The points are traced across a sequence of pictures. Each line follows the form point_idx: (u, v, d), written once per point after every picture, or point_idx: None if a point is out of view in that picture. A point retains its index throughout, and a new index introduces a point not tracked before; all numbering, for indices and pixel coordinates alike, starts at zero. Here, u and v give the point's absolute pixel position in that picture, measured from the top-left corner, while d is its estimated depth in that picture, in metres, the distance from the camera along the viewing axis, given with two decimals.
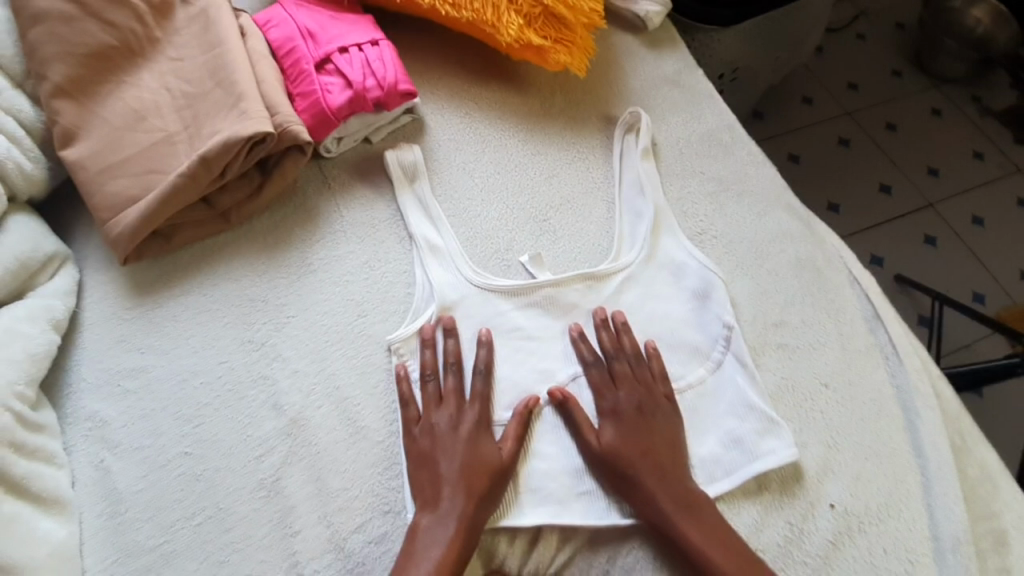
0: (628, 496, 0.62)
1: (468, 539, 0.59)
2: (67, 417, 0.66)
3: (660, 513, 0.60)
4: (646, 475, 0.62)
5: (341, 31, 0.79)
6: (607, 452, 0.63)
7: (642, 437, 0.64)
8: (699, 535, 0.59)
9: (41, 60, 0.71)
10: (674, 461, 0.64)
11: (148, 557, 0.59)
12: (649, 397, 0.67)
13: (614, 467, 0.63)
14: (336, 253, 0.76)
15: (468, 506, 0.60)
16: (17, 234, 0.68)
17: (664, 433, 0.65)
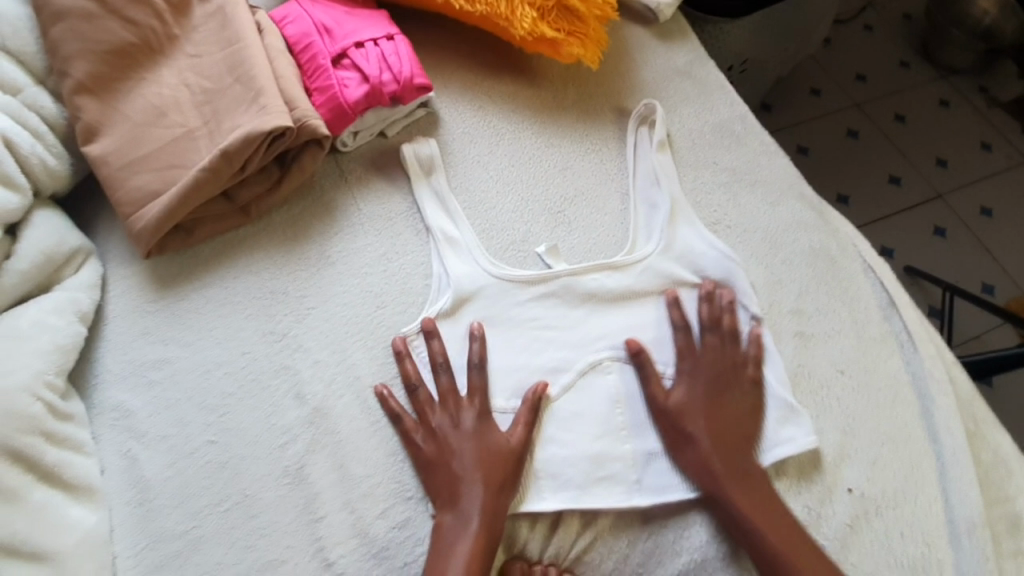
0: (684, 454, 0.66)
1: (492, 534, 0.61)
2: (93, 407, 0.66)
3: (708, 477, 0.64)
4: (703, 437, 0.65)
5: (357, 26, 0.80)
6: (676, 417, 0.67)
7: (711, 399, 0.67)
8: (743, 499, 0.62)
9: (64, 57, 0.72)
10: (743, 432, 0.66)
11: (177, 542, 0.61)
12: (736, 371, 0.69)
13: (677, 423, 0.66)
14: (355, 246, 0.77)
15: (490, 501, 0.62)
16: (42, 228, 0.68)
17: (737, 401, 0.68)
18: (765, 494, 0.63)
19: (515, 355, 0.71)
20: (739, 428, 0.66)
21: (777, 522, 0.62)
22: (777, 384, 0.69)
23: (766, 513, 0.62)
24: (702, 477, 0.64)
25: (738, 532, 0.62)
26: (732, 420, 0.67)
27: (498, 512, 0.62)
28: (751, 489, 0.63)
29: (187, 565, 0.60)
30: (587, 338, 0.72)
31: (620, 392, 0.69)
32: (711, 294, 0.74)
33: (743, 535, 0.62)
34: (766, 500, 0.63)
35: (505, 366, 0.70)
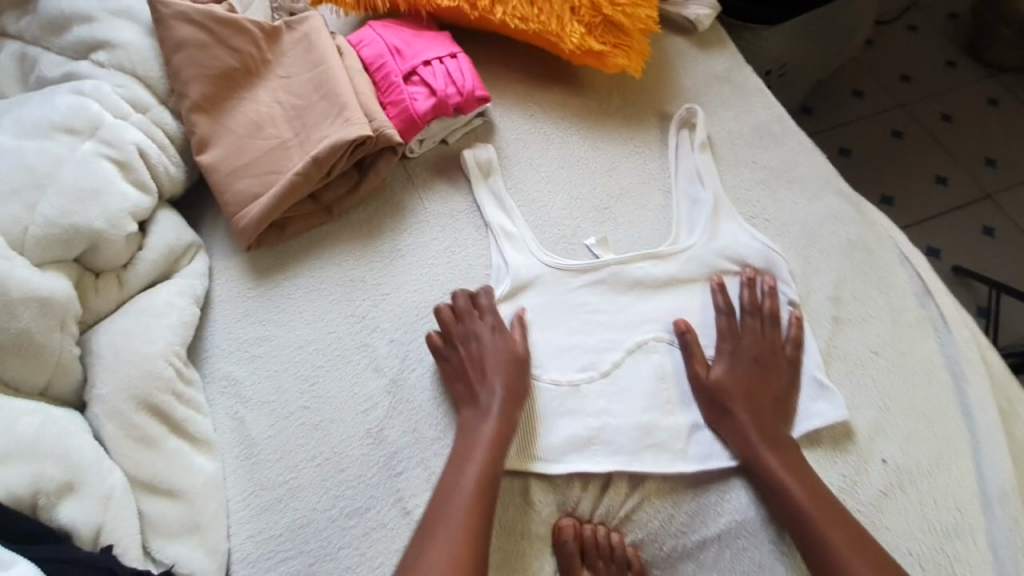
0: (724, 427, 0.72)
1: (509, 430, 0.70)
2: (206, 376, 0.78)
3: (746, 447, 0.70)
4: (741, 409, 0.72)
5: (424, 46, 0.90)
6: (721, 392, 0.73)
7: (750, 376, 0.74)
8: (780, 468, 0.68)
9: (183, 80, 0.84)
10: (779, 408, 0.73)
11: (279, 490, 0.71)
12: (775, 352, 0.76)
13: (719, 399, 0.73)
14: (423, 240, 0.86)
15: (507, 401, 0.72)
16: (166, 222, 0.80)
17: (772, 382, 0.74)
18: (799, 462, 0.69)
19: (567, 335, 0.78)
20: (776, 405, 0.73)
21: (812, 488, 0.66)
22: (807, 365, 0.76)
23: (802, 479, 0.67)
24: (741, 447, 0.70)
25: (777, 498, 0.67)
26: (770, 396, 0.73)
27: (515, 413, 0.72)
28: (787, 458, 0.69)
29: (287, 508, 0.70)
30: (633, 321, 0.80)
31: (663, 370, 0.76)
32: (751, 281, 0.80)
33: (781, 501, 0.66)
34: (802, 468, 0.68)
35: (559, 345, 0.78)
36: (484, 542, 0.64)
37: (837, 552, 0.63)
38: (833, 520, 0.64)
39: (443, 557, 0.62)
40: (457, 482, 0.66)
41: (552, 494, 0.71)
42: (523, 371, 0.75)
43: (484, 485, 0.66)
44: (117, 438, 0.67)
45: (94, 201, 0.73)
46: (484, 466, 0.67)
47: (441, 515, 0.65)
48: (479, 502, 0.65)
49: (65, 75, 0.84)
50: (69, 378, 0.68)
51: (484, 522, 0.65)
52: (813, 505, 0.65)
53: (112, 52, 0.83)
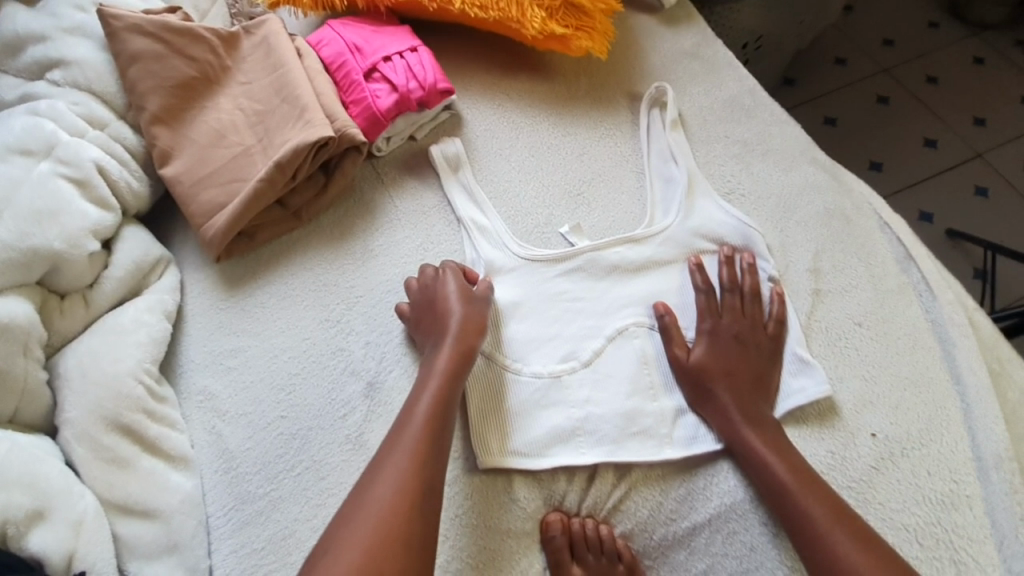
0: (707, 408, 0.71)
1: (463, 370, 0.70)
2: (182, 393, 0.76)
3: (730, 426, 0.68)
4: (723, 389, 0.70)
5: (384, 42, 0.88)
6: (702, 370, 0.71)
7: (731, 356, 0.72)
8: (767, 448, 0.66)
9: (140, 93, 0.82)
10: (762, 384, 0.71)
11: (260, 502, 0.70)
12: (756, 328, 0.74)
13: (701, 380, 0.71)
14: (394, 239, 0.85)
15: (459, 341, 0.71)
16: (132, 240, 0.79)
17: (754, 361, 0.72)
18: (783, 441, 0.67)
19: (546, 326, 0.77)
20: (757, 381, 0.71)
21: (797, 468, 0.65)
22: (789, 340, 0.75)
23: (789, 458, 0.66)
24: (724, 430, 0.69)
25: (765, 484, 0.65)
26: (752, 374, 0.72)
27: (470, 352, 0.71)
28: (770, 436, 0.67)
29: (269, 520, 0.69)
30: (612, 307, 0.78)
31: (645, 354, 0.75)
32: (730, 258, 0.79)
33: (767, 485, 0.65)
34: (791, 452, 0.66)
35: (538, 335, 0.76)
36: (434, 474, 0.61)
37: (823, 533, 0.61)
38: (818, 497, 0.63)
39: (388, 486, 0.59)
40: (408, 418, 0.65)
41: (538, 489, 0.70)
42: (478, 311, 0.74)
43: (435, 420, 0.65)
44: (89, 461, 0.66)
45: (52, 222, 0.72)
46: (435, 403, 0.66)
47: (390, 448, 0.63)
48: (429, 435, 0.64)
49: (20, 97, 0.82)
50: (37, 404, 0.68)
51: (434, 455, 0.62)
52: (799, 488, 0.63)
53: (66, 69, 0.82)
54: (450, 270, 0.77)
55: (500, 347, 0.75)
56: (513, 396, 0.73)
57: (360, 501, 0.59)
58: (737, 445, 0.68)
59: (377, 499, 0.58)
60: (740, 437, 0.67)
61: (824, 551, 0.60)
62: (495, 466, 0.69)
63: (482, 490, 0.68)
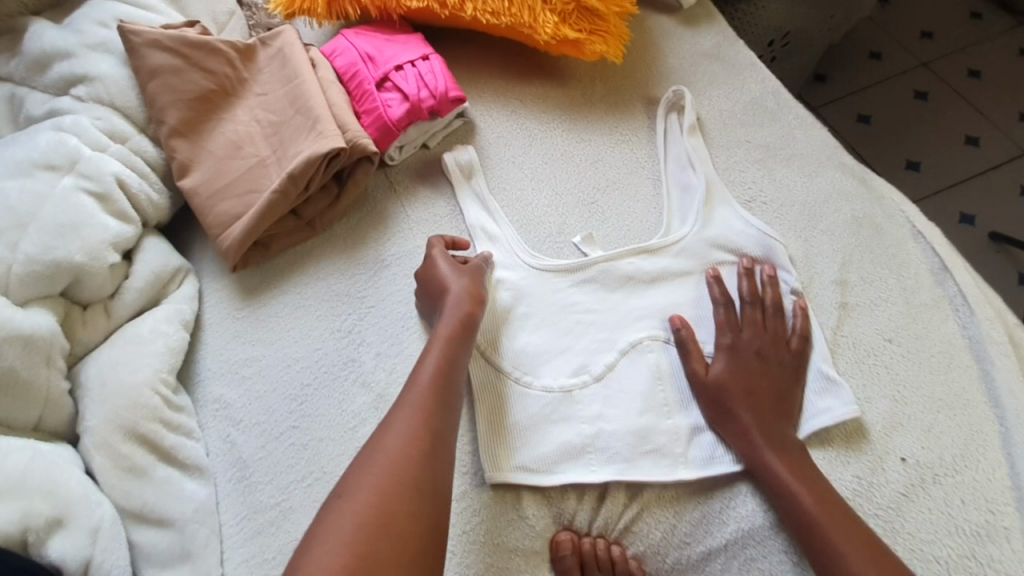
0: (725, 425, 0.68)
1: (467, 332, 0.70)
2: (199, 401, 0.77)
3: (749, 448, 0.65)
4: (742, 408, 0.67)
5: (396, 50, 0.88)
6: (718, 387, 0.69)
7: (751, 373, 0.69)
8: (791, 475, 0.63)
9: (159, 107, 0.84)
10: (784, 404, 0.68)
11: (271, 512, 0.70)
12: (776, 344, 0.71)
13: (718, 397, 0.68)
14: (406, 249, 0.84)
15: (465, 302, 0.71)
16: (152, 251, 0.81)
17: (774, 379, 0.69)
18: (808, 464, 0.64)
19: (557, 339, 0.75)
20: (776, 399, 0.68)
21: (823, 497, 0.62)
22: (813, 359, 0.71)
23: (814, 484, 0.62)
24: (743, 451, 0.66)
25: (789, 517, 0.62)
26: (772, 391, 0.68)
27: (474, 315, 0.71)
28: (791, 456, 0.64)
29: (280, 532, 0.69)
30: (625, 320, 0.76)
31: (659, 369, 0.72)
32: (749, 270, 0.76)
33: (791, 516, 0.62)
34: (816, 478, 0.63)
35: (550, 347, 0.75)
36: (443, 428, 0.61)
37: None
38: (846, 532, 0.59)
39: (399, 434, 0.58)
40: (415, 377, 0.64)
41: (547, 506, 0.68)
42: (477, 278, 0.75)
43: (442, 378, 0.65)
44: (107, 469, 0.68)
45: (74, 236, 0.74)
46: (441, 363, 0.66)
47: (398, 403, 0.62)
48: (436, 389, 0.63)
49: (47, 112, 0.85)
50: (59, 412, 0.70)
51: (442, 409, 0.62)
52: (826, 524, 0.60)
53: (90, 85, 0.84)
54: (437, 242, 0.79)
55: (510, 360, 0.73)
56: (523, 410, 0.71)
57: (370, 450, 0.57)
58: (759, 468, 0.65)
59: (387, 445, 0.57)
60: (759, 458, 0.65)
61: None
62: (503, 482, 0.67)
63: (490, 507, 0.67)
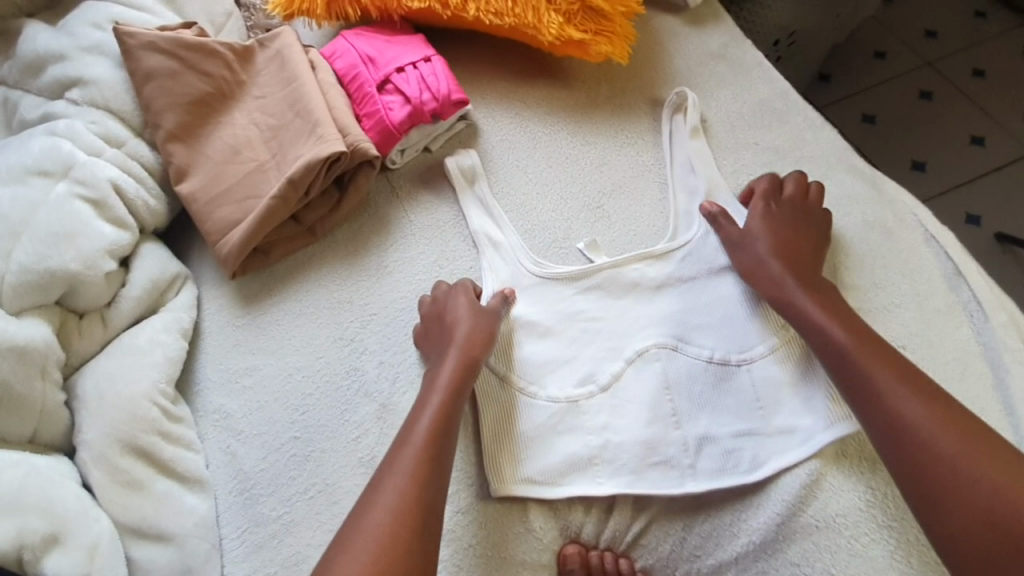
0: (759, 274, 0.73)
1: (464, 385, 0.67)
2: (199, 411, 0.76)
3: (779, 295, 0.70)
4: (775, 256, 0.73)
5: (397, 52, 0.86)
6: (768, 253, 0.73)
7: (783, 228, 0.75)
8: (823, 315, 0.67)
9: (156, 110, 0.82)
10: (811, 257, 0.73)
11: (273, 526, 0.69)
12: (809, 208, 0.77)
13: (751, 246, 0.75)
14: (409, 255, 0.83)
15: (465, 352, 0.69)
16: (149, 258, 0.79)
17: (805, 238, 0.75)
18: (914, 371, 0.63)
19: (563, 348, 0.74)
20: (810, 259, 0.73)
21: (856, 332, 0.65)
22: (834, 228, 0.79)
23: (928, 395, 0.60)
24: (837, 369, 0.64)
25: (893, 431, 0.59)
26: (810, 244, 0.75)
27: (473, 366, 0.68)
28: (895, 364, 0.63)
29: (282, 545, 0.68)
30: (632, 326, 0.75)
31: (666, 378, 0.71)
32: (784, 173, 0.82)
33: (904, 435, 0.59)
34: (927, 385, 0.61)
35: (555, 356, 0.73)
36: (435, 497, 0.59)
37: (987, 484, 0.55)
38: (967, 440, 0.57)
39: (386, 508, 0.57)
40: (408, 435, 0.63)
41: (554, 518, 0.67)
42: (478, 322, 0.71)
43: (437, 439, 0.63)
44: (104, 484, 0.66)
45: (69, 244, 0.72)
46: (436, 421, 0.64)
47: (388, 468, 0.60)
48: (428, 454, 0.61)
49: (41, 117, 0.83)
50: (55, 425, 0.68)
51: (435, 476, 0.60)
52: (943, 434, 0.58)
53: (85, 89, 0.82)
54: (463, 287, 0.76)
55: (516, 369, 0.72)
56: (528, 420, 0.70)
57: (358, 524, 0.57)
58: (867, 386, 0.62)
59: (374, 520, 0.57)
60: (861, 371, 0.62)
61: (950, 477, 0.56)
62: (509, 495, 0.66)
63: (496, 518, 0.66)
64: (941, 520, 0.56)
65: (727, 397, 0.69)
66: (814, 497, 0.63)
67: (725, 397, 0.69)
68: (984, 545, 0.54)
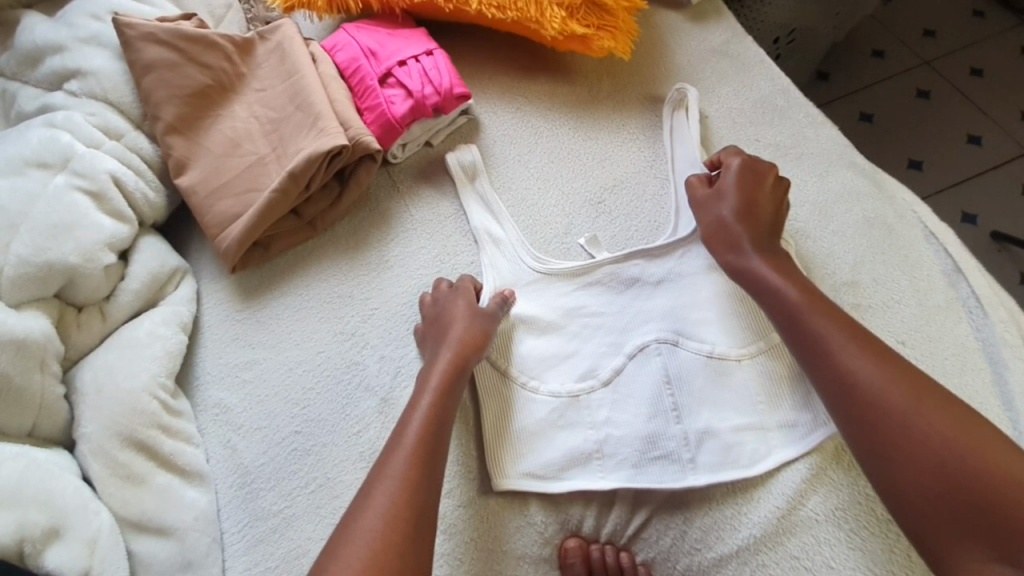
0: (716, 234, 0.74)
1: (455, 387, 0.67)
2: (198, 405, 0.76)
3: (735, 256, 0.72)
4: (736, 220, 0.73)
5: (399, 45, 0.86)
6: (731, 213, 0.73)
7: (748, 191, 0.74)
8: (774, 276, 0.69)
9: (155, 102, 0.81)
10: (771, 224, 0.73)
11: (273, 520, 0.69)
12: (774, 181, 0.76)
13: (714, 209, 0.75)
14: (410, 250, 0.82)
15: (456, 355, 0.69)
16: (148, 251, 0.78)
17: (768, 205, 0.74)
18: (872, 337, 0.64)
19: (564, 343, 0.74)
20: (768, 224, 0.73)
21: (809, 293, 0.67)
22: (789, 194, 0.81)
23: (889, 362, 0.60)
24: (790, 328, 0.65)
25: (847, 394, 0.60)
26: (777, 204, 0.75)
27: (464, 368, 0.68)
28: (851, 328, 0.63)
29: (283, 539, 0.68)
30: (633, 322, 0.75)
31: (667, 373, 0.71)
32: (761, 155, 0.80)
33: (865, 406, 0.59)
34: (879, 345, 0.62)
35: (556, 352, 0.74)
36: (428, 500, 0.59)
37: (939, 439, 0.55)
38: (916, 395, 0.58)
39: (378, 513, 0.57)
40: (398, 441, 0.62)
41: (554, 512, 0.67)
42: (475, 324, 0.71)
43: (429, 440, 0.63)
44: (105, 477, 0.66)
45: (68, 237, 0.72)
46: (427, 422, 0.64)
47: (378, 473, 0.60)
48: (419, 458, 0.61)
49: (39, 108, 0.82)
50: (55, 418, 0.68)
51: (428, 479, 0.60)
52: (891, 387, 0.58)
53: (83, 80, 0.82)
54: (465, 282, 0.76)
55: (518, 365, 0.73)
56: (530, 415, 0.70)
57: (348, 531, 0.56)
58: (831, 362, 0.62)
59: (366, 525, 0.56)
60: (821, 342, 0.63)
61: (906, 437, 0.56)
62: (511, 489, 0.66)
63: (497, 512, 0.66)
64: (897, 481, 0.56)
65: (728, 392, 0.69)
66: (814, 492, 0.64)
67: (726, 392, 0.69)
68: (935, 499, 0.54)
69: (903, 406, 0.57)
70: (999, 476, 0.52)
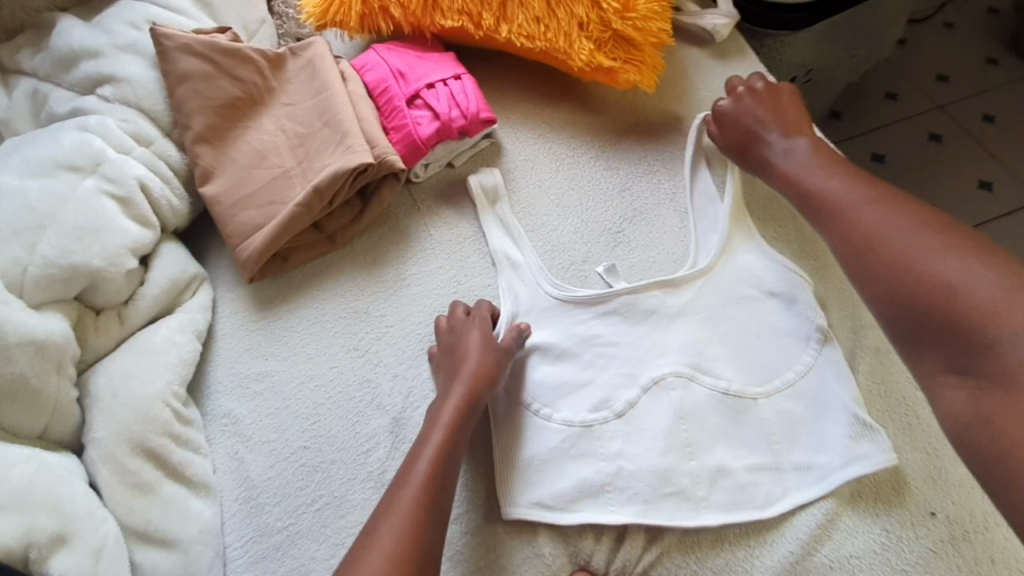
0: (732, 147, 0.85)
1: (466, 420, 0.67)
2: (207, 414, 0.75)
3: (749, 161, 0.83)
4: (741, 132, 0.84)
5: (428, 68, 0.87)
6: (734, 130, 0.85)
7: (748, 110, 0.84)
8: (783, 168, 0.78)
9: (186, 111, 0.83)
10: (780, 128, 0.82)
11: (278, 536, 0.68)
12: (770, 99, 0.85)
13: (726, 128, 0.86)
14: (428, 269, 0.83)
15: (469, 389, 0.69)
16: (169, 258, 0.79)
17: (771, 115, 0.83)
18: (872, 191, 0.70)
19: (579, 371, 0.74)
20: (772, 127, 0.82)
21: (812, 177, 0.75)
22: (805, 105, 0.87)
23: (886, 214, 0.68)
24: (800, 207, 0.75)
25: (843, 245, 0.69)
26: (782, 105, 0.84)
27: (476, 403, 0.68)
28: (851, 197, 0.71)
29: (286, 556, 0.67)
30: (649, 353, 0.74)
31: (682, 408, 0.70)
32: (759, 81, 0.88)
33: (850, 251, 0.68)
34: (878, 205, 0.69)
35: (570, 380, 0.74)
36: (434, 538, 0.59)
37: (919, 269, 0.62)
38: (901, 238, 0.65)
39: (383, 550, 0.56)
40: (408, 474, 0.62)
41: (563, 545, 0.66)
42: (488, 357, 0.71)
43: (437, 476, 0.62)
44: (112, 484, 0.65)
45: (93, 239, 0.72)
46: (438, 457, 0.63)
47: (385, 507, 0.59)
48: (427, 494, 0.60)
49: (72, 111, 0.83)
50: (66, 421, 0.68)
51: (436, 514, 0.60)
52: (879, 235, 0.66)
53: (117, 86, 0.83)
54: (483, 308, 0.77)
55: (530, 393, 0.73)
56: (541, 444, 0.70)
57: (354, 567, 0.56)
58: (824, 222, 0.72)
59: (371, 562, 0.56)
60: (816, 208, 0.73)
61: (888, 272, 0.64)
62: (519, 518, 0.66)
63: (506, 542, 0.66)
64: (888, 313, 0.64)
65: (741, 430, 0.69)
66: (829, 537, 0.63)
67: (741, 429, 0.69)
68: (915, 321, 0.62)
69: (879, 243, 0.66)
70: (949, 290, 0.60)
